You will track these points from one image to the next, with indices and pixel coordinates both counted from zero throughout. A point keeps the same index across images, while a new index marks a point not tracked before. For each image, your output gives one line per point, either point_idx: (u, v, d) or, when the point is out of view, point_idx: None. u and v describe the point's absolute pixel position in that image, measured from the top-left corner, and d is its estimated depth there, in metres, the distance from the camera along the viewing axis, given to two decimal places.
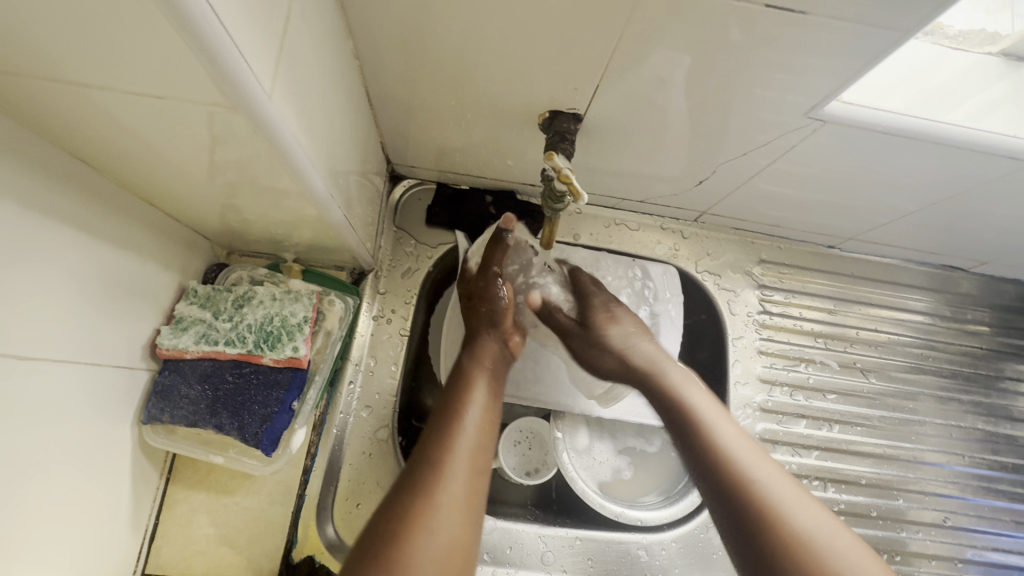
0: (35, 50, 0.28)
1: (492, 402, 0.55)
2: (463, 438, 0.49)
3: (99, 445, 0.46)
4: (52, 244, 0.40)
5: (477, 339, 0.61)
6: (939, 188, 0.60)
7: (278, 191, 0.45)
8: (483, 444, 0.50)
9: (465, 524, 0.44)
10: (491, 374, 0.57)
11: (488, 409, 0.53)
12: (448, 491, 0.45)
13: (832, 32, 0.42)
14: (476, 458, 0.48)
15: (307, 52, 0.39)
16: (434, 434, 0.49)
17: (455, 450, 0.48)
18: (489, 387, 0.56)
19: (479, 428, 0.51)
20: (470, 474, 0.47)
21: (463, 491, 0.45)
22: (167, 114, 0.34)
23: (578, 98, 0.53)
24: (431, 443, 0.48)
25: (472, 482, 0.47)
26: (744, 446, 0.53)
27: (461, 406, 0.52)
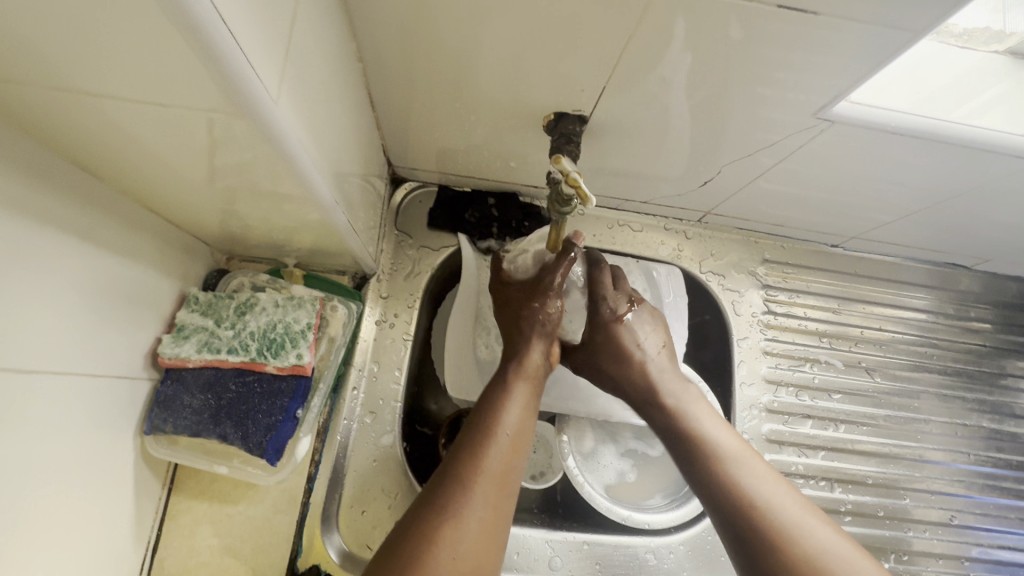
0: (35, 57, 0.27)
1: (528, 417, 0.51)
2: (493, 453, 0.46)
3: (100, 458, 0.46)
4: (51, 253, 0.39)
5: (524, 346, 0.57)
6: (946, 187, 0.60)
7: (281, 196, 0.45)
8: (515, 461, 0.47)
9: (487, 546, 0.41)
10: (531, 386, 0.54)
11: (523, 424, 0.50)
12: (472, 511, 0.42)
13: (843, 31, 0.42)
14: (504, 475, 0.46)
15: (312, 54, 0.39)
16: (465, 450, 0.47)
17: (484, 468, 0.45)
18: (525, 402, 0.52)
19: (513, 445, 0.48)
20: (498, 492, 0.44)
21: (488, 510, 0.43)
22: (169, 120, 0.33)
23: (583, 99, 0.53)
24: (459, 460, 0.46)
25: (499, 501, 0.44)
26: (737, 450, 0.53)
27: (495, 420, 0.49)
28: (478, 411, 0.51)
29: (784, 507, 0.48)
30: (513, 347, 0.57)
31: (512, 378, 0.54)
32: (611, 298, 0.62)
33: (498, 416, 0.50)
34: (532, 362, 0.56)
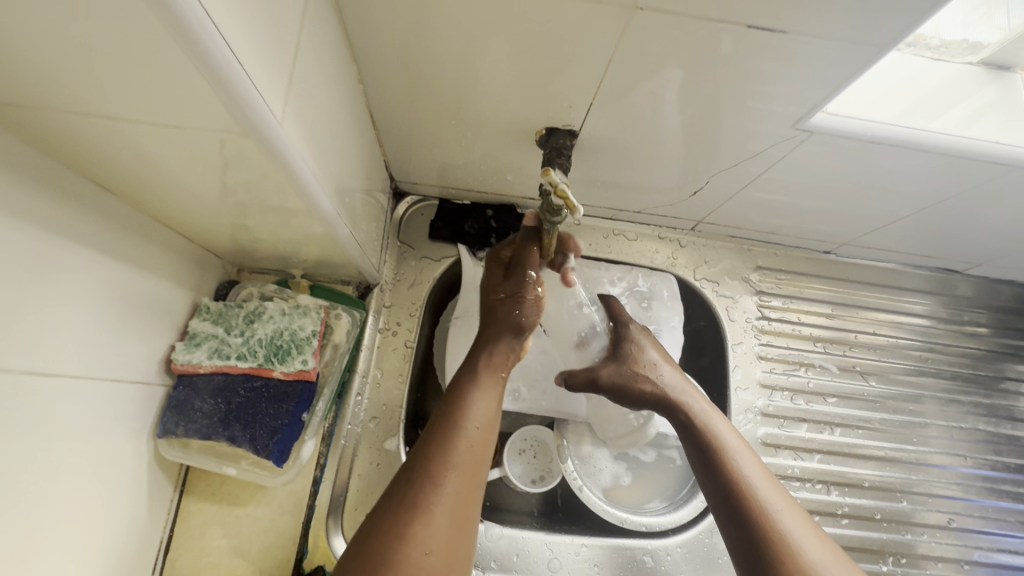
0: (67, 86, 0.31)
1: (495, 411, 0.53)
2: (464, 446, 0.47)
3: (118, 458, 0.48)
4: (74, 264, 0.42)
5: (494, 343, 0.57)
6: (930, 192, 0.62)
7: (287, 210, 0.47)
8: (482, 451, 0.49)
9: (457, 538, 0.43)
10: (500, 378, 0.55)
11: (491, 417, 0.51)
12: (444, 502, 0.44)
13: (810, 47, 0.44)
14: (475, 468, 0.47)
15: (315, 80, 0.42)
16: (432, 440, 0.48)
17: (455, 459, 0.46)
18: (494, 396, 0.53)
19: (483, 438, 0.49)
20: (467, 483, 0.46)
21: (458, 503, 0.44)
22: (183, 141, 0.36)
23: (573, 115, 0.55)
24: (432, 450, 0.47)
25: (468, 492, 0.46)
26: (741, 451, 0.55)
27: (464, 412, 0.50)
28: (446, 404, 0.52)
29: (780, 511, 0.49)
30: (486, 340, 0.57)
31: (482, 368, 0.55)
32: (633, 327, 0.65)
33: (466, 410, 0.50)
34: (506, 350, 0.57)
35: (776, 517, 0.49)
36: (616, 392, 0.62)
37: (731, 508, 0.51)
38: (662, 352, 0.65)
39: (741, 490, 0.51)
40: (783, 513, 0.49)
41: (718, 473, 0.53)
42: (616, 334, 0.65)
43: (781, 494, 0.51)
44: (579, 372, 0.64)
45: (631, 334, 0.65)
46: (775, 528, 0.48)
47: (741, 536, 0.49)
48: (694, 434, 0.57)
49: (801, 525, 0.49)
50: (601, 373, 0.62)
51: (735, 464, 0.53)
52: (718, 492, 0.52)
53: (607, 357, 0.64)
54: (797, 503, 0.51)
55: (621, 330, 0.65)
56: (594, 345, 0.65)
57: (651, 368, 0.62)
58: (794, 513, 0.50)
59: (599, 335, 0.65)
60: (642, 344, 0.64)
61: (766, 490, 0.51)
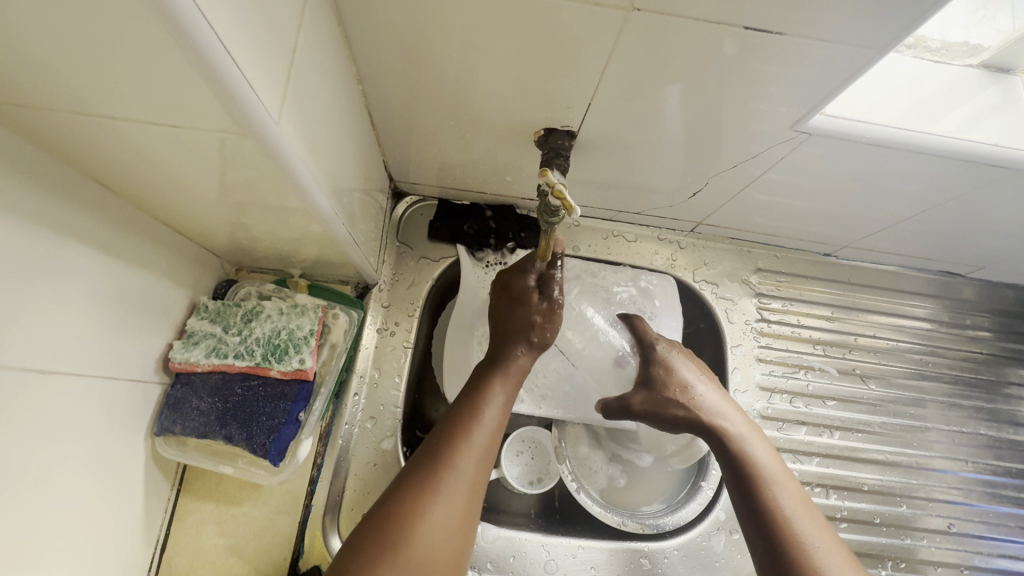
0: (64, 84, 0.31)
1: (507, 408, 0.53)
2: (474, 444, 0.47)
3: (115, 456, 0.48)
4: (73, 262, 0.42)
5: (511, 343, 0.57)
6: (930, 195, 0.62)
7: (285, 210, 0.48)
8: (490, 451, 0.49)
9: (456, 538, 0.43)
10: (515, 380, 0.55)
11: (501, 415, 0.51)
12: (448, 502, 0.44)
13: (807, 49, 0.44)
14: (483, 468, 0.47)
15: (313, 79, 0.42)
16: (443, 438, 0.48)
17: (463, 458, 0.46)
18: (506, 395, 0.53)
19: (491, 435, 0.49)
20: (473, 484, 0.46)
21: (463, 503, 0.44)
22: (181, 140, 0.36)
23: (571, 116, 0.56)
24: (442, 448, 0.47)
25: (473, 492, 0.45)
26: (775, 470, 0.55)
27: (476, 410, 0.50)
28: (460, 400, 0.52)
29: (807, 533, 0.50)
30: (505, 341, 0.57)
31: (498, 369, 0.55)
32: (661, 346, 0.66)
33: (480, 411, 0.50)
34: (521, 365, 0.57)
35: (811, 550, 0.48)
36: (649, 417, 0.63)
37: (760, 524, 0.51)
38: (698, 370, 0.65)
39: (776, 518, 0.51)
40: (810, 533, 0.50)
41: (751, 496, 0.53)
42: (642, 357, 0.66)
43: (823, 528, 0.51)
44: (613, 402, 0.65)
45: (660, 356, 0.65)
46: (812, 561, 0.48)
47: (768, 554, 0.49)
48: (727, 452, 0.57)
49: (839, 558, 0.48)
50: (632, 402, 0.63)
51: (772, 485, 0.54)
52: (752, 517, 0.52)
53: (637, 384, 0.65)
54: (838, 538, 0.50)
55: (650, 353, 0.66)
56: (629, 368, 0.67)
57: (685, 390, 0.62)
58: (821, 535, 0.50)
59: (631, 359, 0.67)
60: (675, 365, 0.64)
61: (796, 511, 0.52)
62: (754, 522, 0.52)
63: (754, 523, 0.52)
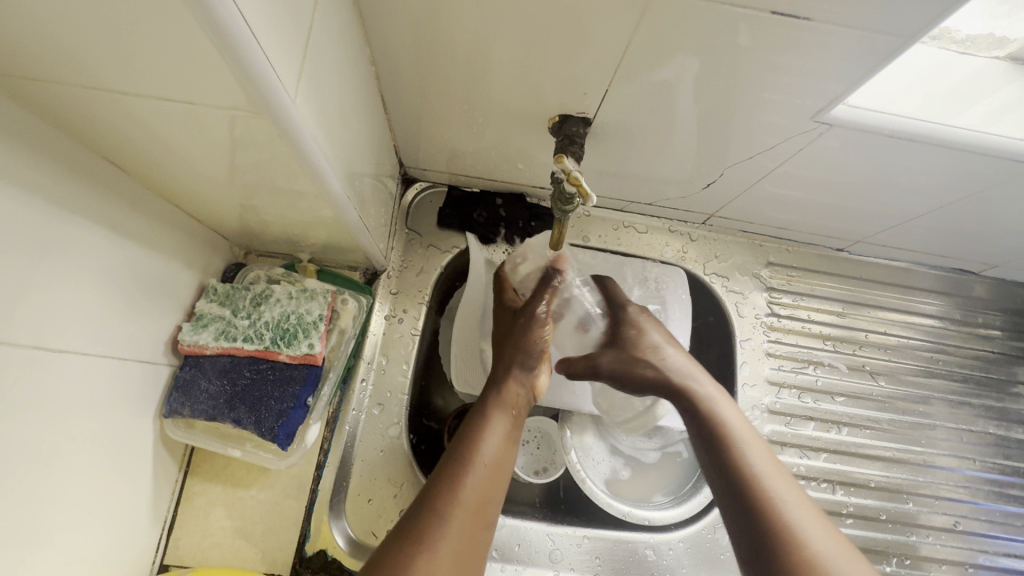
0: (75, 56, 0.30)
1: (508, 449, 0.52)
2: (473, 483, 0.47)
3: (125, 436, 0.48)
4: (83, 240, 0.42)
5: (507, 375, 0.58)
6: (949, 190, 0.61)
7: (296, 193, 0.47)
8: (491, 492, 0.48)
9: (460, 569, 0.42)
10: (514, 413, 0.55)
11: (502, 456, 0.51)
12: (448, 543, 0.43)
13: (834, 36, 0.43)
14: (482, 508, 0.46)
15: (327, 59, 0.41)
16: (443, 481, 0.47)
17: (463, 499, 0.46)
18: (506, 432, 0.53)
19: (488, 482, 0.48)
20: (473, 523, 0.45)
21: (464, 537, 0.44)
22: (192, 117, 0.36)
23: (587, 103, 0.54)
24: (443, 487, 0.46)
25: (474, 531, 0.45)
26: (742, 432, 0.55)
27: (476, 449, 0.50)
28: (457, 442, 0.51)
29: (776, 488, 0.49)
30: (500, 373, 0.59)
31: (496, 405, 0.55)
32: (632, 309, 0.66)
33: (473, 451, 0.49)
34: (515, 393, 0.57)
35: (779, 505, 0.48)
36: (617, 378, 0.63)
37: (727, 485, 0.51)
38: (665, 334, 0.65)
39: (744, 476, 0.50)
40: (777, 488, 0.49)
41: (720, 459, 0.53)
42: (612, 317, 0.67)
43: (787, 481, 0.50)
44: (578, 364, 0.64)
45: (630, 317, 0.66)
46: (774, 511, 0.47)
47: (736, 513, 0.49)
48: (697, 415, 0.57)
49: (808, 513, 0.47)
50: (600, 361, 0.64)
51: (741, 447, 0.53)
52: (721, 478, 0.52)
53: (605, 344, 0.65)
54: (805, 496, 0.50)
55: (618, 313, 0.66)
56: (592, 329, 0.67)
57: (652, 353, 0.63)
58: (791, 492, 0.49)
59: (598, 319, 0.67)
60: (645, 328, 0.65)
61: (765, 467, 0.51)
62: (722, 484, 0.51)
63: (722, 485, 0.51)
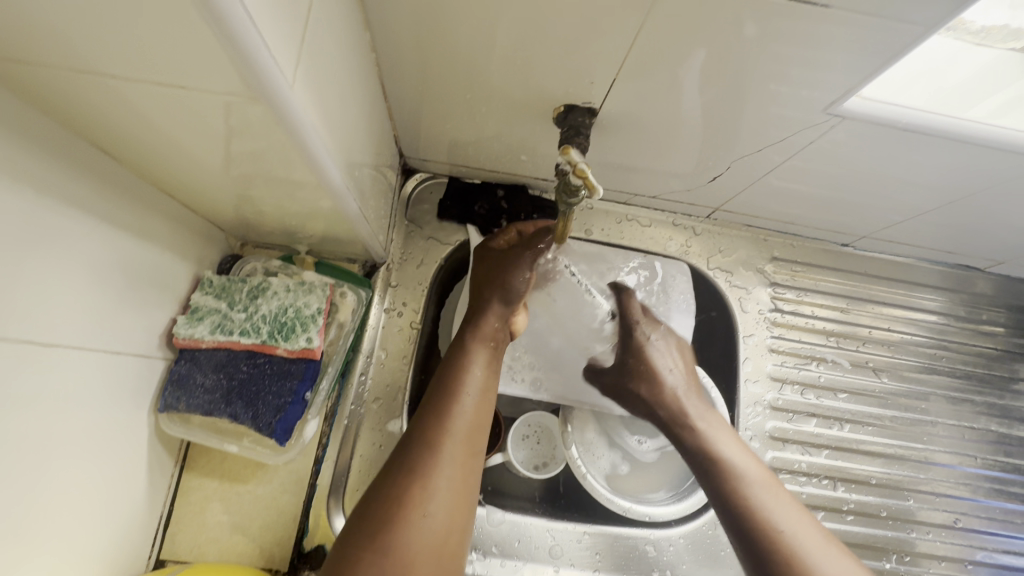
0: (61, 39, 0.28)
1: (490, 377, 0.53)
2: (460, 417, 0.48)
3: (119, 431, 0.47)
4: (74, 231, 0.40)
5: (484, 312, 0.59)
6: (958, 186, 0.60)
7: (294, 182, 0.46)
8: (479, 419, 0.50)
9: (458, 503, 0.44)
10: (491, 346, 0.56)
11: (483, 386, 0.52)
12: (444, 473, 0.45)
13: (850, 25, 0.42)
14: (472, 436, 0.48)
15: (326, 44, 0.40)
16: (430, 413, 0.48)
17: (453, 428, 0.47)
18: (487, 364, 0.54)
19: (473, 422, 0.49)
20: (466, 452, 0.47)
21: (461, 463, 0.46)
22: (188, 104, 0.34)
23: (593, 93, 0.53)
24: (432, 421, 0.48)
25: (467, 460, 0.47)
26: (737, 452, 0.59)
27: (460, 382, 0.51)
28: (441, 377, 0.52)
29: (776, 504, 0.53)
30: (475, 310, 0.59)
31: (472, 338, 0.56)
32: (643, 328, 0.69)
33: (458, 391, 0.50)
34: (494, 328, 0.58)
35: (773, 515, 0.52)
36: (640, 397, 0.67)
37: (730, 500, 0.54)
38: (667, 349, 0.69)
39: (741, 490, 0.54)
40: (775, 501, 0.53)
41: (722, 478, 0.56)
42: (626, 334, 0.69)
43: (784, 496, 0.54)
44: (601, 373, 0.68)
45: (641, 337, 0.69)
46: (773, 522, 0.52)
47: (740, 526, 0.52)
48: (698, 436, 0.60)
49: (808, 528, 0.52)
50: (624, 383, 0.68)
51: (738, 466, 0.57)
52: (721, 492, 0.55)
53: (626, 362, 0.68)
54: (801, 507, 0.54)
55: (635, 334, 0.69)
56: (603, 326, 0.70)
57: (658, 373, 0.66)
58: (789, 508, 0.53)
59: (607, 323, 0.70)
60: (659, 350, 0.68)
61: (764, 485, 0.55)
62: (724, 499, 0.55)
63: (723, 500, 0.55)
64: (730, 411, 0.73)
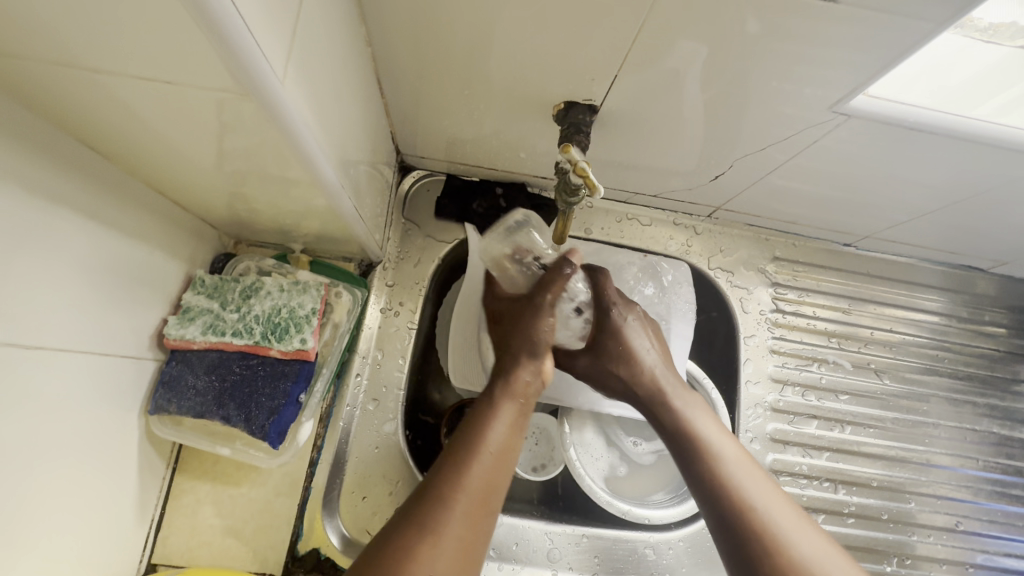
0: (41, 31, 0.27)
1: (514, 437, 0.49)
2: (477, 468, 0.44)
3: (108, 434, 0.46)
4: (61, 231, 0.39)
5: (513, 365, 0.55)
6: (964, 186, 0.59)
7: (287, 180, 0.44)
8: (496, 477, 0.45)
9: (466, 572, 0.39)
10: (521, 406, 0.51)
11: (508, 442, 0.48)
12: (453, 530, 0.40)
13: (861, 22, 0.41)
14: (488, 493, 0.43)
15: (319, 37, 0.38)
16: (447, 466, 0.44)
17: (466, 482, 0.43)
18: (512, 421, 0.50)
19: (493, 473, 0.45)
20: (481, 508, 0.42)
21: (473, 526, 0.41)
22: (175, 99, 0.33)
23: (594, 89, 0.52)
24: (445, 475, 0.43)
25: (482, 519, 0.42)
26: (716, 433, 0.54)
27: (482, 433, 0.47)
28: (465, 424, 0.49)
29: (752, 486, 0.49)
30: (502, 364, 0.55)
31: (500, 392, 0.52)
32: (616, 312, 0.62)
33: (479, 440, 0.46)
34: (524, 383, 0.54)
35: (787, 539, 0.45)
36: (594, 381, 0.63)
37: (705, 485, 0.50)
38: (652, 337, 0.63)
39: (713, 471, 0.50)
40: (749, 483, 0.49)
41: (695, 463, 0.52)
42: (597, 318, 0.62)
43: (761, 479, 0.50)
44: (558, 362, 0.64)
45: (614, 323, 0.62)
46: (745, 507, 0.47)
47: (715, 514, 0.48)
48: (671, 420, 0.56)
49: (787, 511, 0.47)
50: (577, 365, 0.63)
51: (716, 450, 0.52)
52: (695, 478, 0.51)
53: (586, 347, 0.63)
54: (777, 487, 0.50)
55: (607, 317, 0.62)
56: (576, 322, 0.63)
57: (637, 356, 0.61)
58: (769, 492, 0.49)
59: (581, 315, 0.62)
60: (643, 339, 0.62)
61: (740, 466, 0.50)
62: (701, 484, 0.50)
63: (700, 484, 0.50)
64: (730, 413, 0.72)
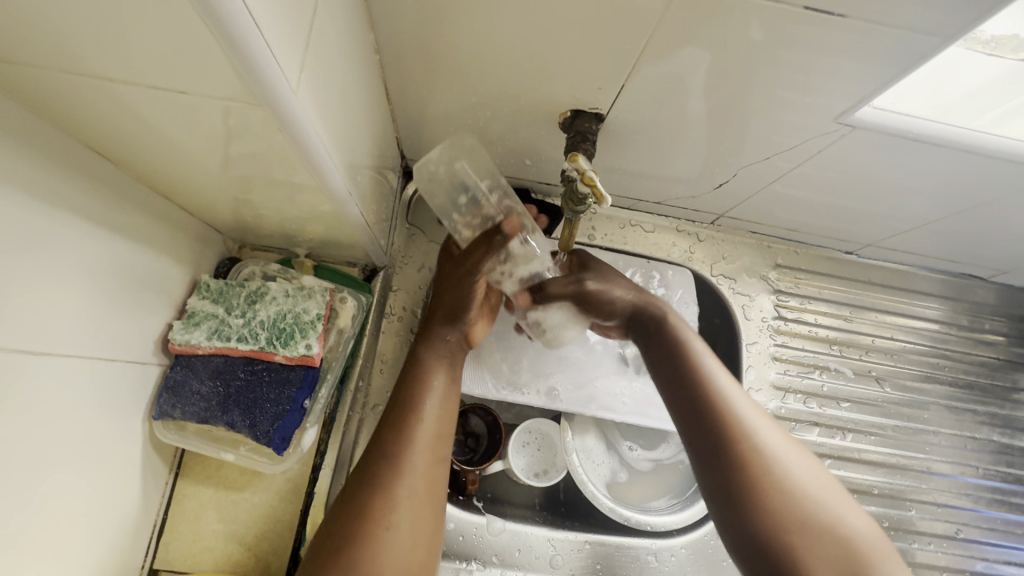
0: (57, 40, 0.27)
1: (451, 387, 0.51)
2: (424, 427, 0.47)
3: (112, 440, 0.46)
4: (67, 237, 0.39)
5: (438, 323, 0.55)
6: (967, 196, 0.59)
7: (294, 185, 0.45)
8: (441, 430, 0.48)
9: (427, 518, 0.43)
10: (450, 359, 0.53)
11: (447, 396, 0.50)
12: (409, 486, 0.43)
13: (866, 34, 0.41)
14: (436, 447, 0.47)
15: (331, 46, 0.39)
16: (391, 427, 0.46)
17: (414, 442, 0.45)
18: (445, 376, 0.52)
19: (437, 430, 0.47)
20: (433, 461, 0.46)
21: (425, 479, 0.44)
22: (186, 107, 0.33)
23: (601, 98, 0.52)
24: (389, 437, 0.45)
25: (435, 470, 0.46)
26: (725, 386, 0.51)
27: (420, 392, 0.49)
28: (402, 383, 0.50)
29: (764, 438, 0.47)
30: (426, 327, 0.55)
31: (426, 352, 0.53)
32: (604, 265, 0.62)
33: (419, 400, 0.48)
34: (452, 339, 0.55)
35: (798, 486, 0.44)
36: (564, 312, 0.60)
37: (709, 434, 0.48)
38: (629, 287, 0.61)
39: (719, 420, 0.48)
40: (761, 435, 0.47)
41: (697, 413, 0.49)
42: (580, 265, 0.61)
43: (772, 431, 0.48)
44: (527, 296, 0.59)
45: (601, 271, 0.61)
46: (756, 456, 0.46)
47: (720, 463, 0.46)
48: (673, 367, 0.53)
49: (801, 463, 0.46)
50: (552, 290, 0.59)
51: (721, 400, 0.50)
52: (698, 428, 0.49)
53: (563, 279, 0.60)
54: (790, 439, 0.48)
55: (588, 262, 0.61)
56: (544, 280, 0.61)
57: (610, 306, 0.60)
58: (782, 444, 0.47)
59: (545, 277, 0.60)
60: (605, 280, 0.60)
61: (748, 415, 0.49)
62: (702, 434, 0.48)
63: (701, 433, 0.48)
64: None
